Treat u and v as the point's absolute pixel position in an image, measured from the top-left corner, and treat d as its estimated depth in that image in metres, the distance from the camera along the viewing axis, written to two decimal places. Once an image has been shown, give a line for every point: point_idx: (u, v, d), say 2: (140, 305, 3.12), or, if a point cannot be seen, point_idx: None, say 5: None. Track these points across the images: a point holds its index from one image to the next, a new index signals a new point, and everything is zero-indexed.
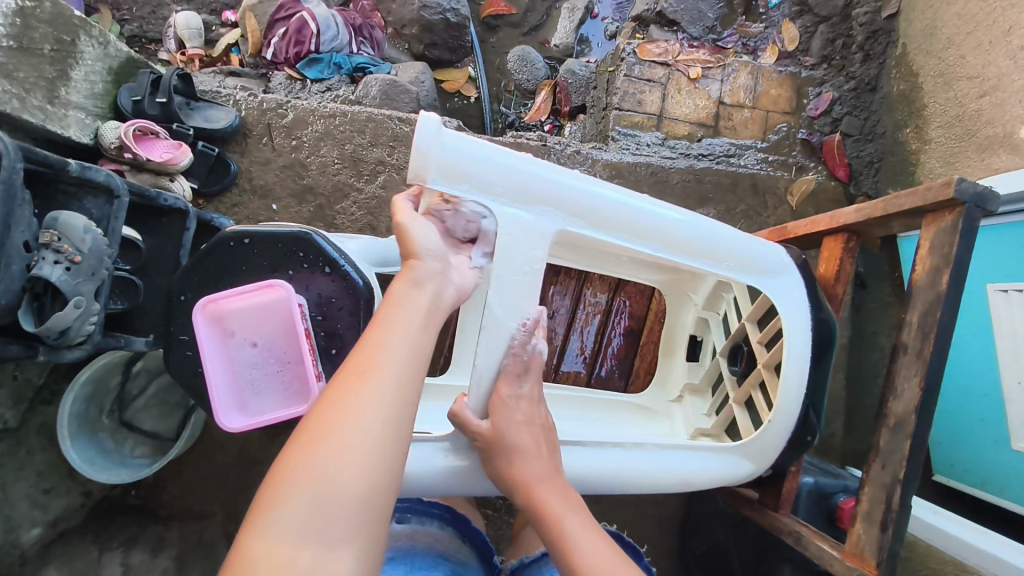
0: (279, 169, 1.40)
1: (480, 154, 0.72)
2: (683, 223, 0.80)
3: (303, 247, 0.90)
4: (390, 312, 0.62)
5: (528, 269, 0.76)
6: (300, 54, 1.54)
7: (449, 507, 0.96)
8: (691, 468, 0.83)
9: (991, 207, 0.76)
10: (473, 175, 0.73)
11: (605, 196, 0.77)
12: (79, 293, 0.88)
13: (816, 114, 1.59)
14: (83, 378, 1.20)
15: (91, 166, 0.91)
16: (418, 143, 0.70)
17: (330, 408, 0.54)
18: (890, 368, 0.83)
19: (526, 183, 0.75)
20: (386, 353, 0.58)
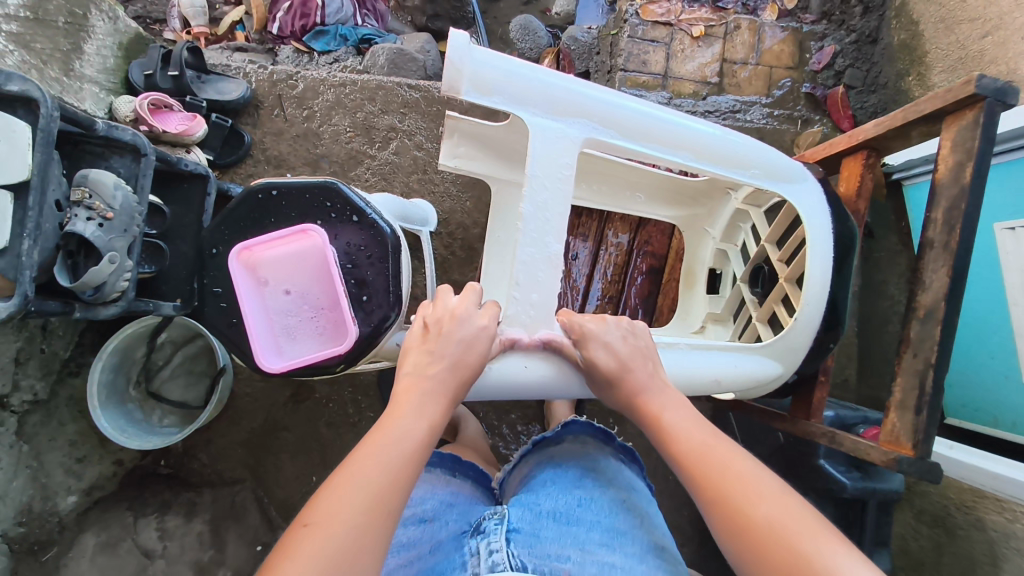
0: (292, 139, 1.42)
1: (511, 68, 0.72)
2: (711, 134, 0.80)
3: (330, 197, 0.92)
4: (387, 425, 0.62)
5: (563, 174, 0.75)
6: (306, 26, 1.55)
7: (434, 453, 0.98)
8: (722, 362, 0.82)
9: (1010, 101, 0.77)
10: (507, 87, 0.72)
11: (634, 108, 0.77)
12: (112, 249, 0.89)
13: (819, 68, 1.60)
14: (109, 347, 1.22)
15: (117, 126, 0.92)
16: (450, 52, 0.69)
17: (319, 511, 0.54)
18: (918, 264, 0.85)
19: (558, 94, 0.74)
20: (381, 468, 0.58)
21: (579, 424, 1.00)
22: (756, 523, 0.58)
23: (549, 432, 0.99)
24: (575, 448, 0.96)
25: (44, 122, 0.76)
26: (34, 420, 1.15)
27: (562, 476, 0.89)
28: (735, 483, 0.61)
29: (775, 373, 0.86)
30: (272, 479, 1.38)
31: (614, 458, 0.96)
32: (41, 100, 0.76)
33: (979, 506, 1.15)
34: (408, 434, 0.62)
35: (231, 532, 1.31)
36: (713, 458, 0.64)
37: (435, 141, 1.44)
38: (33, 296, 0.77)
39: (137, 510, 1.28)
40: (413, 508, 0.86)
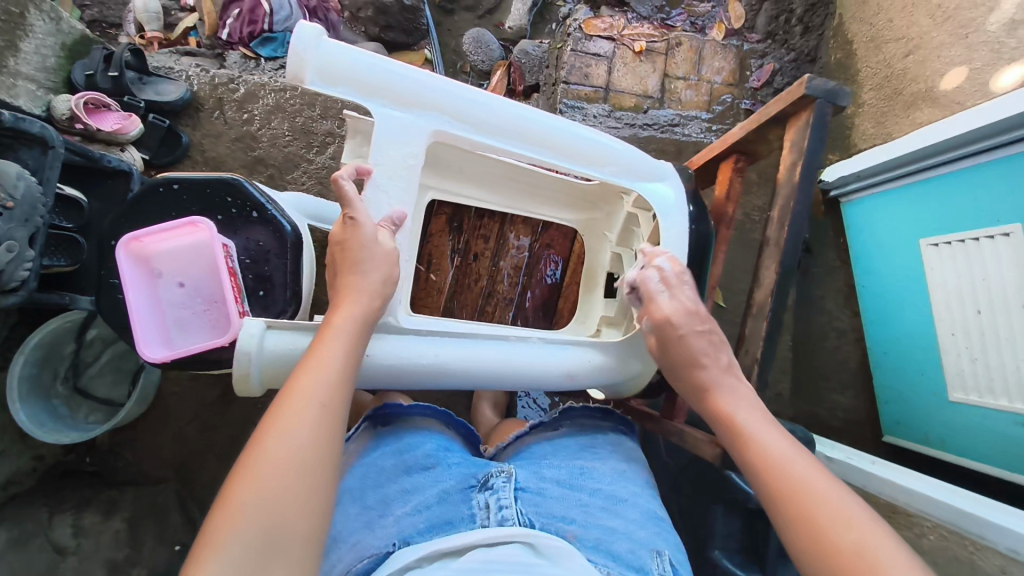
0: (231, 142, 1.44)
1: (360, 58, 0.77)
2: (566, 131, 0.88)
3: (231, 193, 0.94)
4: (318, 361, 0.65)
5: (407, 162, 0.82)
6: (254, 33, 1.57)
7: (436, 410, 0.95)
8: (574, 355, 0.91)
9: (841, 102, 0.80)
10: (357, 78, 0.77)
11: (487, 101, 0.84)
12: (11, 238, 0.90)
13: (758, 85, 1.65)
14: (32, 342, 1.21)
15: (26, 118, 0.94)
16: (297, 42, 0.74)
17: (275, 428, 0.58)
18: (757, 262, 0.87)
19: (407, 84, 0.80)
20: (321, 383, 0.63)
21: (577, 411, 0.97)
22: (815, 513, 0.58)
23: (545, 416, 0.97)
24: (572, 433, 0.94)
25: None
26: None
27: (563, 449, 0.90)
28: (826, 509, 0.58)
29: (630, 371, 0.95)
30: (196, 479, 1.40)
31: (611, 439, 0.95)
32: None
33: (892, 522, 1.15)
34: (325, 384, 0.64)
35: (149, 534, 1.29)
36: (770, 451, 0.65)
37: None
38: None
39: (53, 508, 1.25)
40: (412, 454, 0.84)
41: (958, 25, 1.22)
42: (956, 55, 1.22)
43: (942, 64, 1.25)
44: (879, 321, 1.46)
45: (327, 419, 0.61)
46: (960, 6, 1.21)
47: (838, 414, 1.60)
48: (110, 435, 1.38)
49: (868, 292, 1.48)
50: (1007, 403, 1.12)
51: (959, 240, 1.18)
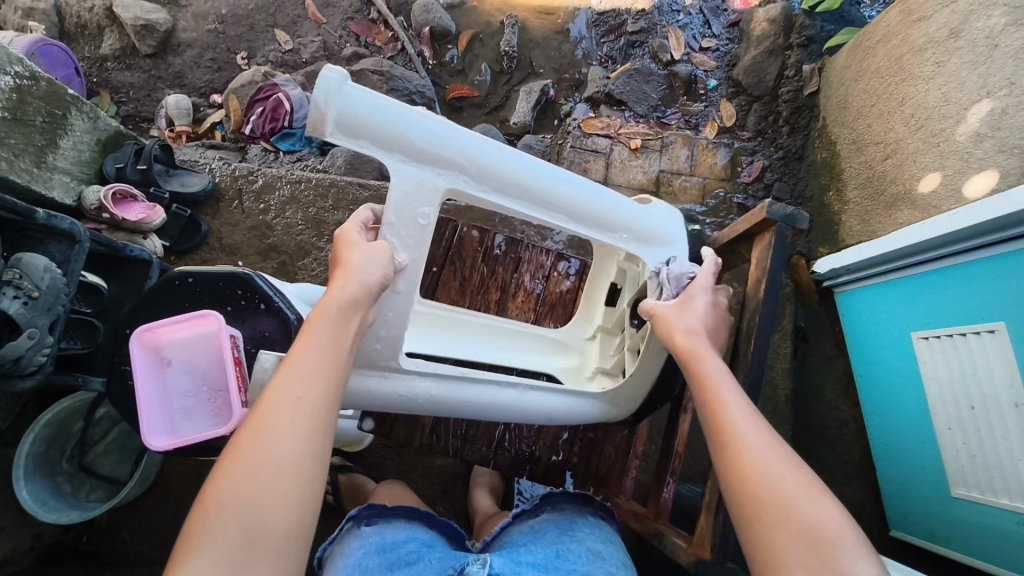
0: (246, 230, 1.52)
1: (386, 106, 0.79)
2: (579, 193, 0.92)
3: (241, 285, 1.00)
4: (303, 355, 0.67)
5: (423, 213, 0.85)
6: (275, 129, 1.68)
7: (416, 509, 0.98)
8: (558, 403, 1.01)
9: (800, 225, 0.86)
10: (380, 126, 0.79)
11: (506, 154, 0.88)
12: (33, 325, 0.96)
13: (749, 180, 1.74)
14: (43, 420, 1.26)
15: (58, 215, 1.02)
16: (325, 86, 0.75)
17: (257, 425, 0.61)
18: (731, 364, 0.91)
19: (429, 134, 0.83)
20: (303, 379, 0.65)
21: (557, 495, 0.99)
22: (762, 489, 0.65)
23: (528, 504, 0.98)
24: (555, 518, 0.95)
25: None
26: None
27: (542, 536, 0.90)
28: (761, 480, 0.65)
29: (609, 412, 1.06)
30: None
31: (592, 522, 0.95)
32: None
33: None
34: (311, 379, 0.66)
35: None
36: (736, 420, 0.71)
37: None
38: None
39: None
40: (395, 551, 0.86)
41: (930, 134, 1.30)
42: (930, 162, 1.29)
43: (918, 169, 1.33)
44: (878, 412, 1.46)
45: (306, 414, 0.63)
46: (931, 117, 1.29)
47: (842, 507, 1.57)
48: (109, 514, 1.39)
49: (868, 383, 1.49)
50: (1008, 502, 1.11)
51: (949, 336, 1.21)
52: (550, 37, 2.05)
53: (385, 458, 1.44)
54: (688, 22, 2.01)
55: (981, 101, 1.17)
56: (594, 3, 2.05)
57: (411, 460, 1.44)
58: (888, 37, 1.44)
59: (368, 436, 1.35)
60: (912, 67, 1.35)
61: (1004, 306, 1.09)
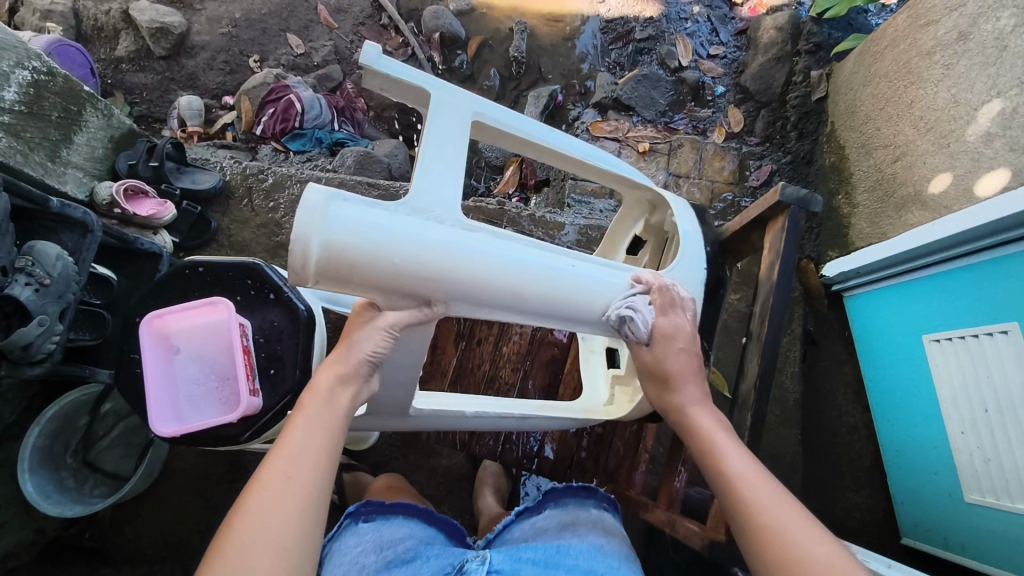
0: (255, 228, 1.53)
1: (374, 216, 0.69)
2: (591, 291, 0.82)
3: (251, 275, 1.00)
4: (295, 442, 0.65)
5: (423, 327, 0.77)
6: (285, 129, 1.70)
7: (414, 504, 0.97)
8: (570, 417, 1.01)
9: (813, 208, 0.86)
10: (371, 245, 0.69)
11: (511, 253, 0.77)
12: (44, 312, 0.96)
13: (757, 184, 1.75)
14: (49, 412, 1.26)
15: (71, 204, 1.02)
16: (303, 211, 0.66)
17: (250, 504, 0.59)
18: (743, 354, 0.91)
19: (425, 245, 0.72)
20: (296, 462, 0.64)
21: (559, 491, 0.97)
22: (785, 544, 0.61)
23: (529, 503, 0.97)
24: (557, 514, 0.93)
25: None
26: None
27: (544, 532, 0.89)
28: (785, 531, 0.62)
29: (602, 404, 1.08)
30: (193, 559, 1.38)
31: (595, 515, 0.93)
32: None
33: None
34: (302, 465, 0.64)
35: None
36: (740, 471, 0.69)
37: None
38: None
39: None
40: (391, 550, 0.85)
41: (939, 135, 1.30)
42: (940, 163, 1.29)
43: (928, 171, 1.32)
44: (888, 416, 1.45)
45: (298, 502, 0.61)
46: (940, 118, 1.30)
47: (852, 514, 1.55)
48: (111, 511, 1.38)
49: (877, 387, 1.48)
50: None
51: (959, 337, 1.20)
52: (558, 43, 2.07)
53: (390, 457, 1.43)
54: (696, 29, 2.02)
55: (991, 101, 1.17)
56: (603, 10, 2.07)
57: (417, 459, 1.43)
58: (896, 42, 1.45)
59: (374, 433, 1.31)
60: (921, 71, 1.36)
61: (1015, 305, 1.08)
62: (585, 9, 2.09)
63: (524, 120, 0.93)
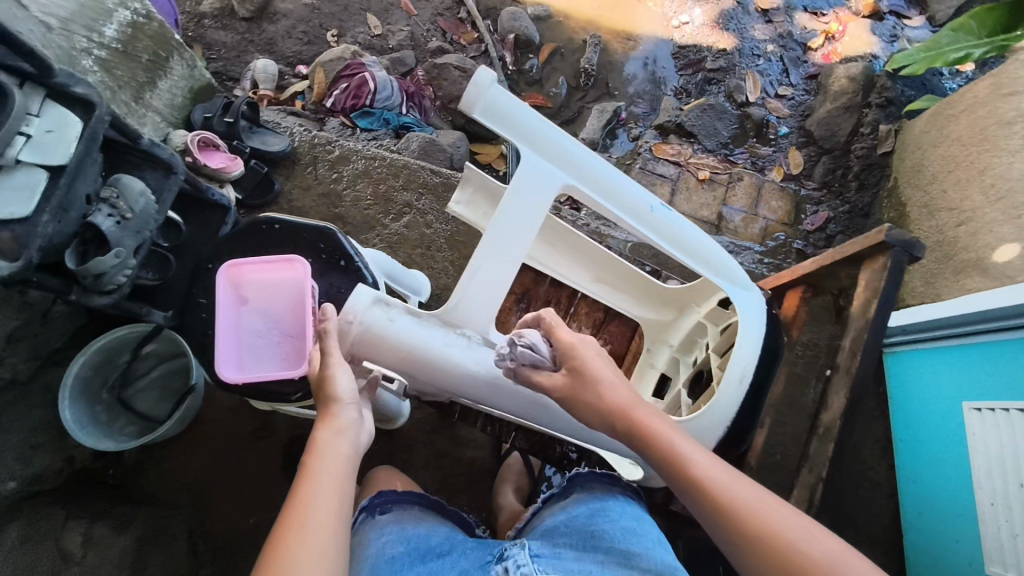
0: (316, 196, 1.55)
1: (400, 321, 0.84)
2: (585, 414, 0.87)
3: (325, 240, 1.01)
4: (306, 488, 0.66)
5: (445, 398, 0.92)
6: (356, 106, 1.73)
7: (425, 494, 0.99)
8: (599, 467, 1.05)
9: (915, 253, 0.92)
10: (386, 344, 0.84)
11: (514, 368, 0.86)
12: (121, 245, 0.98)
13: (811, 229, 1.75)
14: (96, 344, 1.29)
15: (160, 144, 1.05)
16: (348, 306, 0.84)
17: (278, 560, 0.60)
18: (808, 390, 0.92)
19: (432, 352, 0.84)
20: (316, 510, 0.64)
21: (582, 475, 0.97)
22: (791, 552, 0.62)
23: (556, 487, 0.98)
24: (583, 499, 0.93)
25: (95, 121, 0.85)
26: (4, 398, 1.25)
27: (572, 517, 0.90)
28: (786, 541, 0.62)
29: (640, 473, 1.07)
30: (211, 512, 1.38)
31: (622, 500, 0.93)
32: (101, 105, 0.86)
33: None
34: (320, 508, 0.64)
35: (155, 558, 1.28)
36: (716, 482, 0.67)
37: (445, 224, 1.55)
38: (36, 263, 0.81)
39: (71, 511, 1.26)
40: (423, 547, 0.87)
41: (1010, 206, 1.30)
42: (1009, 232, 1.29)
43: (994, 239, 1.32)
44: (914, 473, 1.45)
45: (330, 550, 0.62)
46: (1013, 189, 1.30)
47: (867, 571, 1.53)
48: (138, 451, 1.40)
49: (907, 446, 1.48)
50: None
51: (1005, 409, 1.18)
52: (629, 61, 2.08)
53: (417, 441, 1.43)
54: (768, 67, 2.03)
55: None
56: (677, 36, 2.09)
57: (443, 448, 1.44)
58: (974, 108, 1.45)
59: (405, 412, 1.32)
60: (999, 139, 1.36)
61: None
62: (660, 32, 2.10)
63: (625, 201, 0.88)
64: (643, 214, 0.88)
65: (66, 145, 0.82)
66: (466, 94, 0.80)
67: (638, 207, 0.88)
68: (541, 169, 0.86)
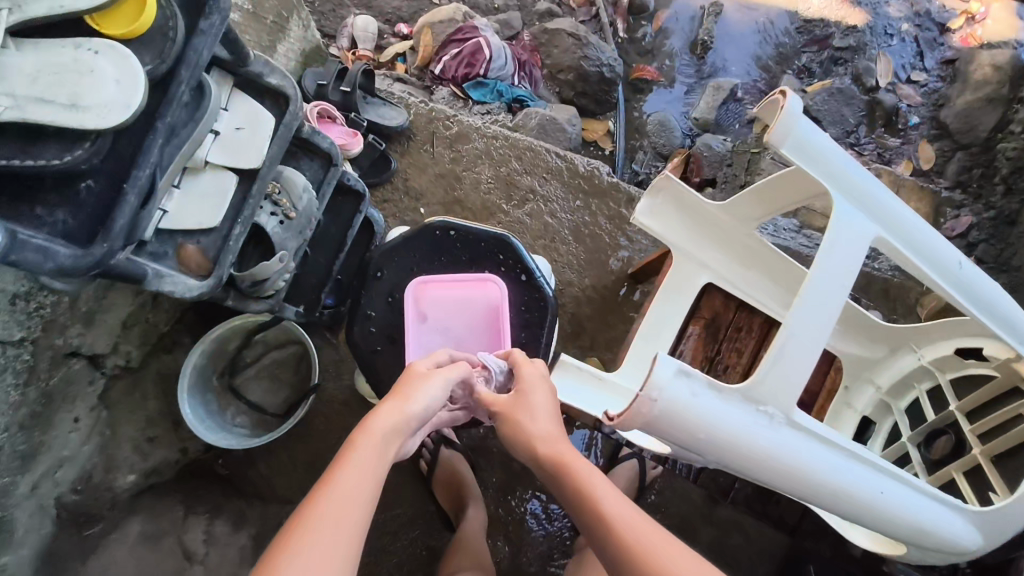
0: (433, 176, 1.44)
1: (704, 394, 0.67)
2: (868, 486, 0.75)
3: (504, 250, 0.92)
4: (343, 476, 0.64)
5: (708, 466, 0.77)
6: (469, 75, 1.59)
7: None
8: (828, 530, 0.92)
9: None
10: (686, 421, 0.67)
11: (808, 444, 0.72)
12: (284, 247, 0.88)
13: (952, 235, 1.64)
14: (214, 333, 1.22)
15: (320, 133, 0.94)
16: (650, 380, 0.65)
17: (296, 550, 0.58)
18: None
19: (733, 430, 0.69)
20: (344, 504, 0.62)
21: None
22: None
23: None
24: None
25: (292, 117, 0.74)
26: (119, 387, 1.18)
27: None
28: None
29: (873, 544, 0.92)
30: None
31: None
32: (294, 97, 0.73)
33: None
34: (349, 499, 0.62)
35: (273, 551, 1.26)
36: (617, 515, 0.68)
37: (570, 213, 1.44)
38: (225, 282, 0.74)
39: (188, 506, 1.23)
40: None
41: None
42: None
43: None
44: None
45: (344, 546, 0.60)
46: None
47: None
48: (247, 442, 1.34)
49: None
50: None
51: None
52: (748, 33, 1.93)
53: None
54: (900, 49, 1.88)
55: None
56: (802, 8, 1.93)
57: None
58: None
59: None
60: None
61: None
62: (783, 3, 1.94)
63: (929, 254, 0.80)
64: (945, 272, 0.81)
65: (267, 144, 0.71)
66: (776, 126, 0.72)
67: (941, 262, 0.80)
68: (853, 218, 0.74)
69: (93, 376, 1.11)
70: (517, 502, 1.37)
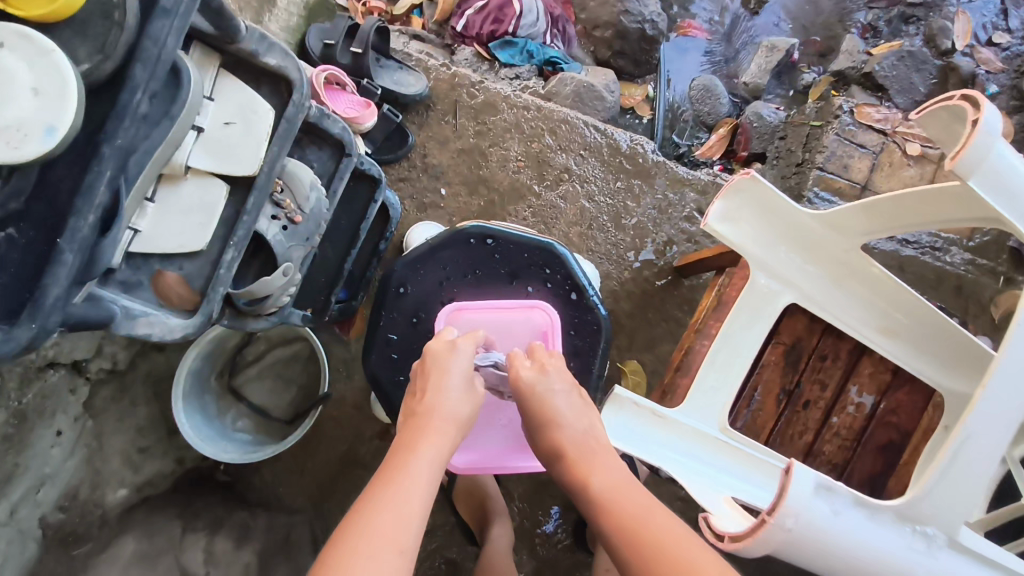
0: (456, 152, 1.27)
1: (847, 514, 0.64)
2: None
3: (551, 263, 0.89)
4: (396, 487, 0.60)
5: None
6: (495, 32, 1.41)
7: None
8: None
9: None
10: (824, 543, 0.63)
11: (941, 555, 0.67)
12: (289, 259, 0.74)
13: None
14: (208, 335, 1.07)
15: (329, 115, 0.77)
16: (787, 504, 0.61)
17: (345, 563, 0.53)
18: None
19: (871, 548, 0.65)
20: (401, 520, 0.57)
21: None
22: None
23: None
24: None
25: (296, 109, 0.62)
26: (105, 393, 1.06)
27: None
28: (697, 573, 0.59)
29: None
30: (335, 518, 1.23)
31: None
32: (299, 83, 0.62)
33: None
34: (406, 512, 0.58)
35: (280, 570, 1.10)
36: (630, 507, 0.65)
37: (608, 196, 1.27)
38: (215, 317, 0.65)
39: (185, 523, 1.09)
40: None
41: None
42: None
43: None
44: None
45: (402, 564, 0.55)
46: None
47: None
48: None
49: None
50: None
51: None
52: None
53: None
54: (982, 6, 1.66)
55: None
56: None
57: None
58: None
59: None
60: None
61: None
62: None
63: None
64: None
65: (270, 148, 0.62)
66: (967, 152, 0.65)
67: None
68: None
69: (74, 383, 0.99)
70: (545, 515, 1.25)
